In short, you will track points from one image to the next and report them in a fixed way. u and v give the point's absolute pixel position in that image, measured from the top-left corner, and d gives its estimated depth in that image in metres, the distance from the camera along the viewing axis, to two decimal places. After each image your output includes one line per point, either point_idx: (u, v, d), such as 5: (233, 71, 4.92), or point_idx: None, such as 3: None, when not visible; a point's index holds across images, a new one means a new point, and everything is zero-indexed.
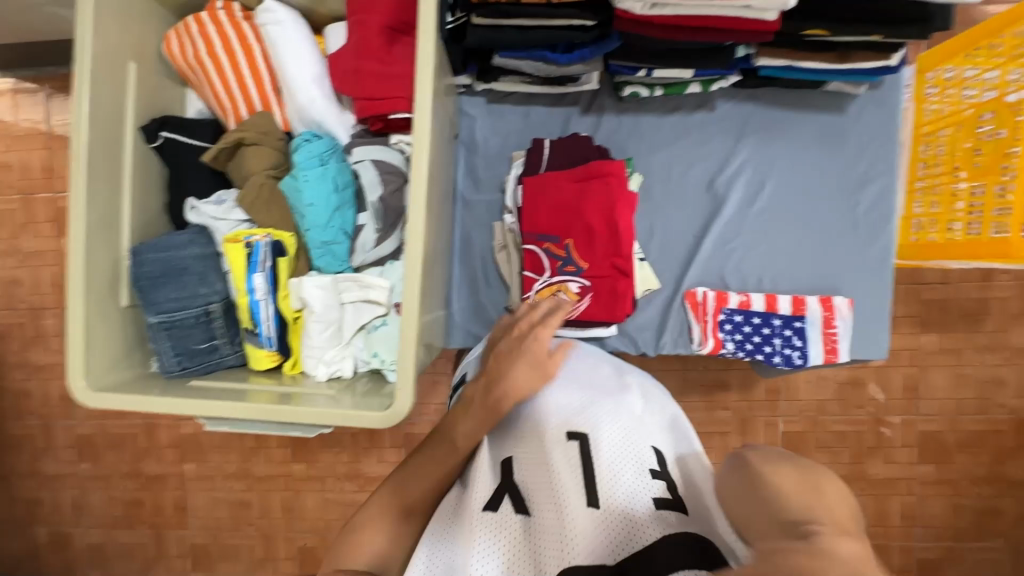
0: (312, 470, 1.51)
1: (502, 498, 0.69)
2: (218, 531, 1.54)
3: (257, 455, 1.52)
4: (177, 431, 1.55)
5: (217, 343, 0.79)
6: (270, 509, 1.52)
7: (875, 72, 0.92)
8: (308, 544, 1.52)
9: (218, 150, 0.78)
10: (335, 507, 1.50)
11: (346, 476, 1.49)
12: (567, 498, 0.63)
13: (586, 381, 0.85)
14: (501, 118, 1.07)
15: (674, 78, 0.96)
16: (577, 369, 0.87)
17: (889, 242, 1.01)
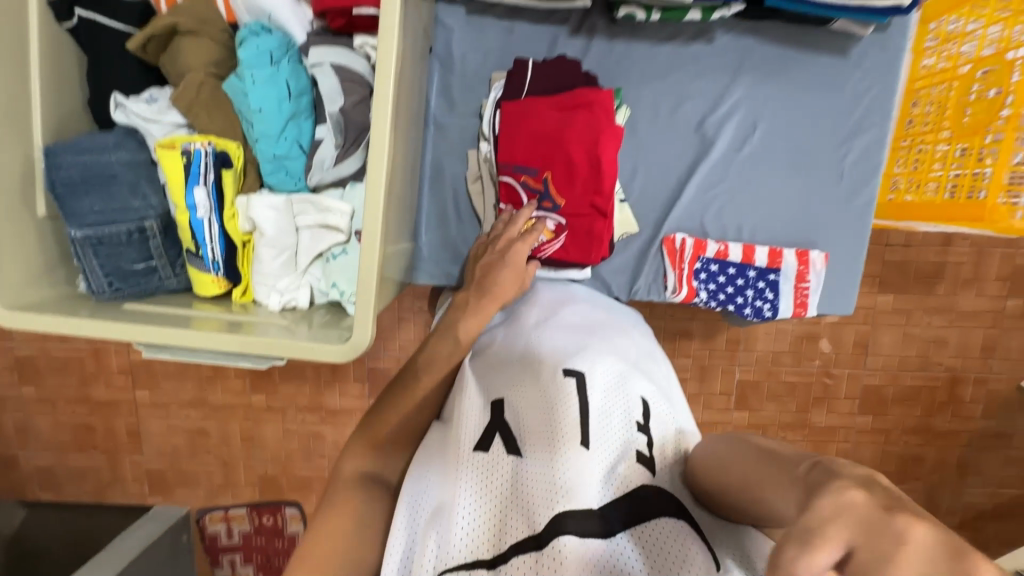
0: (272, 402, 1.47)
1: (494, 437, 0.66)
2: (176, 458, 1.52)
3: (213, 385, 1.47)
4: (127, 356, 1.47)
5: (154, 264, 0.71)
6: (229, 437, 1.49)
7: (885, 11, 0.85)
8: (268, 473, 1.51)
9: (148, 37, 0.66)
10: (294, 438, 1.48)
11: (308, 409, 1.46)
12: (564, 439, 0.63)
13: (577, 323, 0.84)
14: (481, 33, 0.96)
15: (674, 1, 0.87)
16: (569, 313, 0.85)
17: (871, 199, 0.99)
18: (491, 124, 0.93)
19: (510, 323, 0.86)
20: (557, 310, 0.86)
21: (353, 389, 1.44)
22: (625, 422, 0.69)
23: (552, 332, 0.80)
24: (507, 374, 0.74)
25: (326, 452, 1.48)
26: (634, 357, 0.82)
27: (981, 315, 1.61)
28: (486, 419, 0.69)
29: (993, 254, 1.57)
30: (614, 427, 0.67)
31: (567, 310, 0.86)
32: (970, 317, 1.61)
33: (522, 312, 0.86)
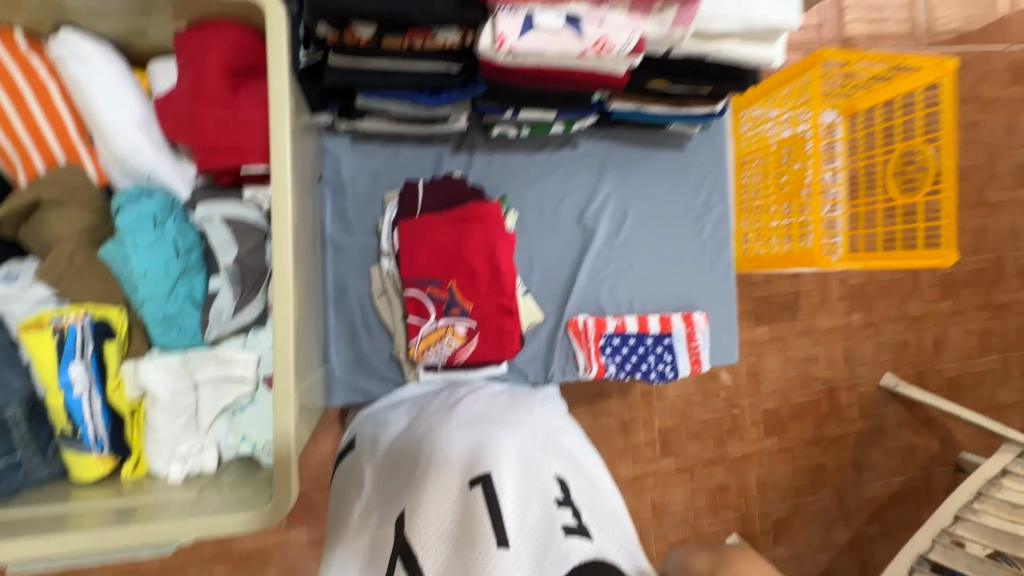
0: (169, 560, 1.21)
1: (397, 565, 0.62)
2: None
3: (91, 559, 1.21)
4: None
5: (18, 458, 0.60)
6: None
7: (705, 115, 1.03)
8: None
9: (7, 213, 0.62)
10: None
11: (214, 557, 1.21)
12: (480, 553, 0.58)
13: (478, 416, 0.81)
14: (369, 158, 1.02)
15: (539, 119, 1.00)
16: (471, 407, 0.83)
17: (730, 261, 1.15)
18: (392, 242, 0.96)
19: (410, 432, 0.81)
20: (456, 409, 0.83)
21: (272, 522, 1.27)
22: (543, 508, 0.65)
23: (453, 433, 0.76)
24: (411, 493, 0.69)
25: None
26: (545, 431, 0.80)
27: (836, 331, 1.89)
28: (393, 551, 0.64)
29: (831, 280, 1.88)
30: (533, 517, 0.64)
31: (468, 407, 0.84)
32: (828, 334, 1.88)
33: (422, 420, 0.83)
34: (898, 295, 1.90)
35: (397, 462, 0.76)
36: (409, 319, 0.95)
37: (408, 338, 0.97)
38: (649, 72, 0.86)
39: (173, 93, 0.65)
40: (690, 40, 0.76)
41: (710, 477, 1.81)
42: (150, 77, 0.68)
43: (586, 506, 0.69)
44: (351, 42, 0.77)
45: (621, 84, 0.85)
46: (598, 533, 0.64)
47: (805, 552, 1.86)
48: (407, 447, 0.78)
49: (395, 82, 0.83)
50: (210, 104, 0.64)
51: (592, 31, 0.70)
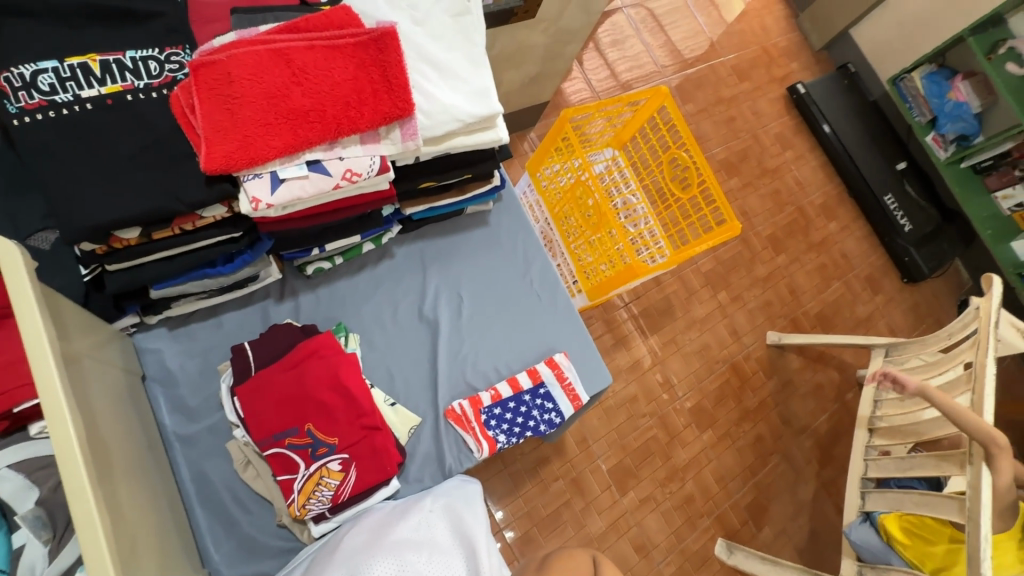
0: None
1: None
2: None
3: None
4: None
5: None
6: None
7: (490, 191, 1.18)
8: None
9: None
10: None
11: None
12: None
13: (360, 543, 0.82)
14: (192, 339, 1.02)
15: (346, 245, 1.08)
16: (359, 535, 0.84)
17: (566, 298, 1.27)
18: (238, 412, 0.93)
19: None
20: (343, 539, 0.84)
21: None
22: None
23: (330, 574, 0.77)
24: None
25: None
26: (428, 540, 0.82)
27: (711, 315, 2.09)
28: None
29: (687, 274, 2.10)
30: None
31: (354, 532, 0.85)
32: (707, 320, 2.08)
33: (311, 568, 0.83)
34: (743, 265, 2.17)
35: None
36: (280, 478, 0.91)
37: (285, 498, 0.93)
38: (416, 176, 0.99)
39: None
40: (426, 145, 0.88)
41: (673, 494, 1.84)
42: None
43: None
44: (120, 247, 0.80)
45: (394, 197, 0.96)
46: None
47: (785, 524, 1.91)
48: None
49: (182, 265, 0.87)
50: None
51: (335, 167, 0.80)
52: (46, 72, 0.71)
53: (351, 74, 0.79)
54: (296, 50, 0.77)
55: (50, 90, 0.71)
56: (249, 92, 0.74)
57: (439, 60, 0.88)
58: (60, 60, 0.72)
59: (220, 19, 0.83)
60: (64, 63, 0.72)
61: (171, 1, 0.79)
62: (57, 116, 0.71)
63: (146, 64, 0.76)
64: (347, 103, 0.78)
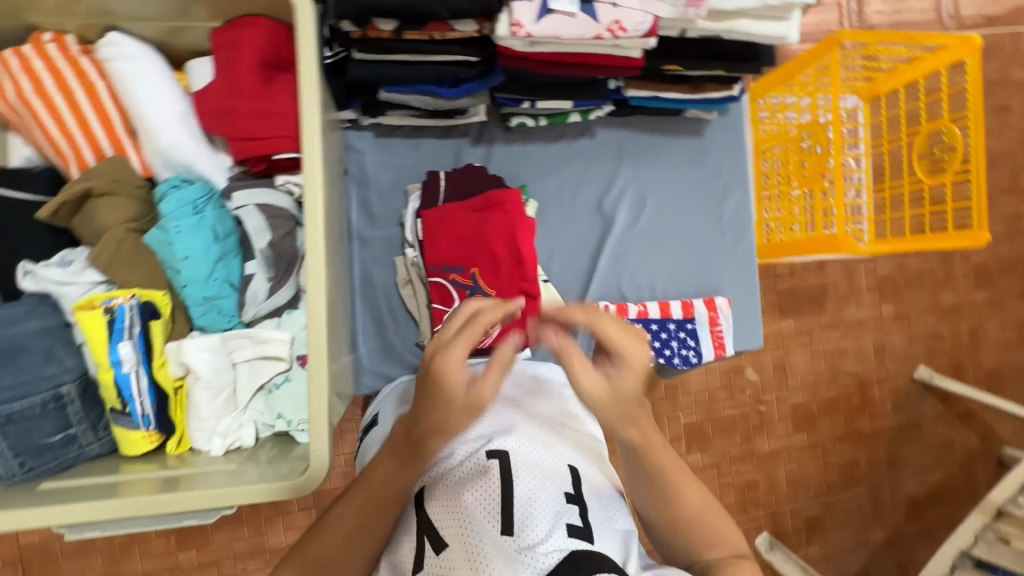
0: (207, 556, 1.37)
1: (425, 542, 0.64)
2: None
3: (129, 554, 1.34)
4: (18, 544, 1.30)
5: (74, 432, 0.66)
6: None
7: (723, 100, 1.03)
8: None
9: (59, 204, 0.65)
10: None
11: (249, 554, 1.37)
12: (487, 533, 0.61)
13: (498, 398, 0.82)
14: (392, 152, 1.05)
15: (556, 109, 1.01)
16: (495, 393, 0.84)
17: (752, 245, 1.15)
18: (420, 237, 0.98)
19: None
20: None
21: (301, 519, 1.38)
22: (553, 500, 0.65)
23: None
24: (433, 464, 0.72)
25: None
26: (562, 423, 0.80)
27: (865, 322, 1.78)
28: (417, 523, 0.67)
29: (859, 270, 1.77)
30: (544, 502, 0.64)
31: (490, 388, 0.86)
32: (857, 326, 1.78)
33: None
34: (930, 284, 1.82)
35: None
36: (434, 305, 0.97)
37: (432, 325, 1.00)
38: (665, 57, 0.86)
39: (206, 90, 0.69)
40: (704, 20, 0.76)
41: (738, 474, 1.74)
42: (187, 75, 0.73)
43: (596, 492, 0.71)
44: (373, 37, 0.80)
45: (637, 70, 0.86)
46: (601, 532, 0.64)
47: (839, 552, 1.80)
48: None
49: (415, 73, 0.85)
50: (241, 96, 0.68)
51: (606, 14, 0.72)
52: None
53: None
54: None
55: None
56: None
57: None
58: None
59: None
60: None
61: None
62: None
63: None
64: None
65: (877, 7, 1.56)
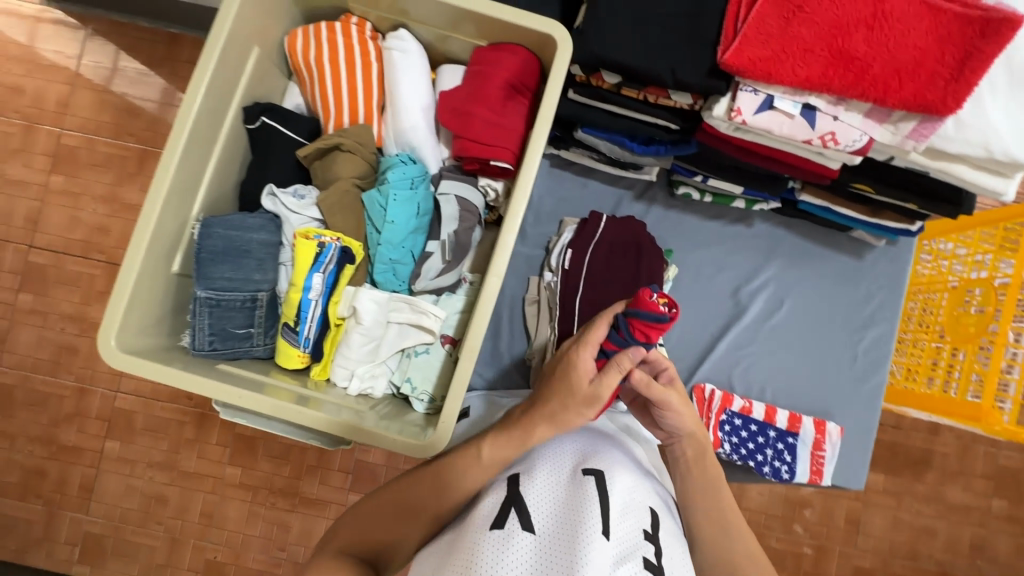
0: (246, 478, 1.48)
1: (509, 513, 0.63)
2: (121, 525, 1.47)
3: (189, 450, 1.48)
4: (111, 403, 1.46)
5: (253, 332, 0.77)
6: (189, 510, 1.47)
7: (897, 231, 1.02)
8: (216, 558, 1.47)
9: (314, 149, 0.78)
10: (258, 523, 1.47)
11: (282, 492, 1.47)
12: (584, 530, 0.59)
13: (591, 427, 0.82)
14: (560, 183, 1.13)
15: (725, 190, 1.04)
16: (586, 423, 0.84)
17: (881, 384, 1.09)
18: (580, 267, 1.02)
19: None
20: None
21: (336, 479, 1.47)
22: (635, 528, 0.64)
23: (566, 431, 0.78)
24: (524, 461, 0.71)
25: (287, 546, 1.46)
26: (645, 470, 0.79)
27: (967, 510, 1.58)
28: (503, 500, 0.65)
29: (976, 449, 1.58)
30: (627, 529, 0.63)
31: (582, 418, 0.86)
32: (958, 510, 1.58)
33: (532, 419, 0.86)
34: None
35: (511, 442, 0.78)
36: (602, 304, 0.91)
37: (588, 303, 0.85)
38: (858, 174, 0.89)
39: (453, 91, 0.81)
40: (918, 153, 0.76)
41: None
42: (437, 75, 0.85)
43: (672, 545, 0.68)
44: (595, 85, 0.88)
45: (827, 180, 0.88)
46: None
47: None
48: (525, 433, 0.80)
49: (617, 125, 0.92)
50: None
51: (824, 123, 0.75)
52: None
53: (925, 44, 0.69)
54: None
55: None
56: (818, 14, 0.70)
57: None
58: None
59: None
60: None
61: None
62: None
63: None
64: (898, 71, 0.69)
65: None
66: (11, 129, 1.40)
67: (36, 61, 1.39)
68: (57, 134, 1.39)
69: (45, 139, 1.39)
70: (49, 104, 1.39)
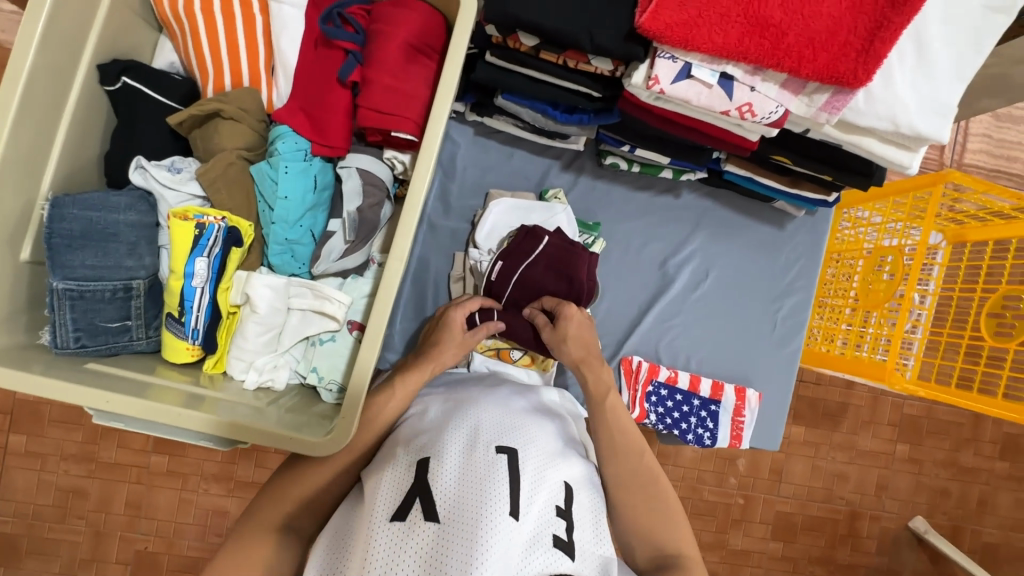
0: (174, 466, 1.39)
1: (413, 502, 0.59)
2: (35, 522, 1.37)
3: (107, 440, 1.38)
4: (13, 397, 1.35)
5: (130, 324, 0.69)
6: (111, 503, 1.38)
7: (814, 202, 1.04)
8: (146, 548, 1.39)
9: (188, 116, 0.69)
10: (189, 511, 1.39)
11: (214, 477, 1.39)
12: (489, 515, 0.57)
13: (510, 400, 0.79)
14: (486, 152, 1.07)
15: (652, 160, 1.02)
16: (503, 395, 0.80)
17: (797, 350, 1.14)
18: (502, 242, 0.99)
19: (431, 399, 0.80)
20: (493, 390, 0.82)
21: (273, 461, 1.41)
22: (546, 506, 0.63)
23: (484, 406, 0.75)
24: (434, 441, 0.67)
25: (223, 531, 1.40)
26: (563, 440, 0.78)
27: (874, 455, 1.71)
28: (408, 486, 0.61)
29: (884, 401, 1.70)
30: (536, 508, 0.62)
31: (504, 391, 0.83)
32: (867, 457, 1.71)
33: (454, 392, 0.81)
34: (954, 439, 1.72)
35: (420, 420, 0.74)
36: (368, 120, 0.70)
37: (325, 132, 0.71)
38: (776, 146, 0.88)
39: (316, 48, 0.72)
40: (831, 126, 0.76)
41: None
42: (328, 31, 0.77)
43: (584, 518, 0.68)
44: (512, 47, 0.82)
45: (746, 152, 0.87)
46: (583, 554, 0.63)
47: None
48: (439, 409, 0.76)
49: (537, 92, 0.87)
50: (358, 66, 0.70)
51: (741, 94, 0.72)
52: None
53: (838, 12, 0.67)
54: None
55: None
56: None
57: (928, 51, 0.71)
58: None
59: None
60: None
61: None
62: None
63: None
64: (811, 40, 0.67)
65: (997, 156, 1.50)
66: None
67: None
68: None
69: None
70: None
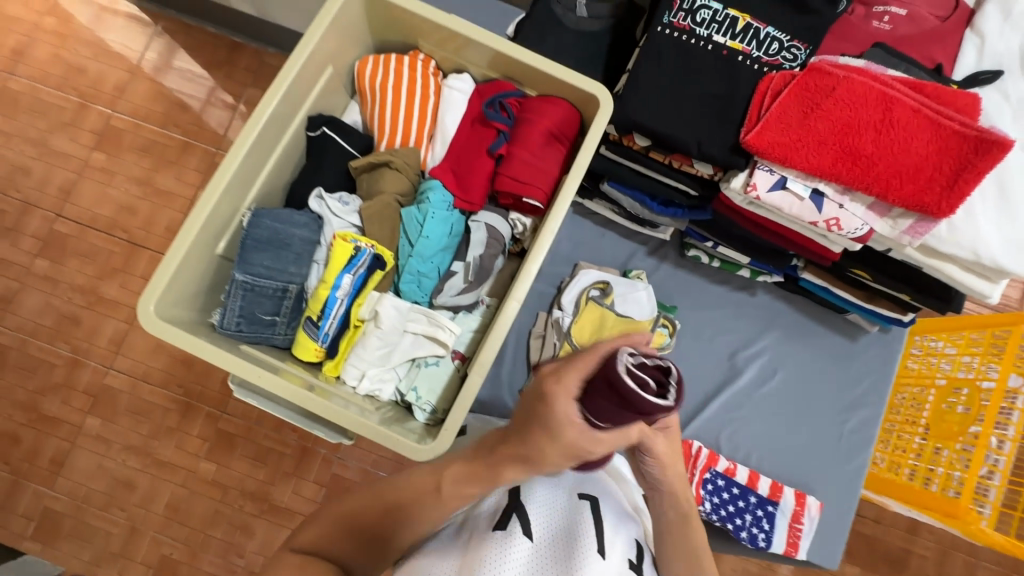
0: (219, 476, 1.36)
1: (511, 517, 0.65)
2: (84, 506, 1.35)
3: (168, 438, 1.37)
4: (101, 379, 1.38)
5: (277, 320, 0.81)
6: (155, 500, 1.35)
7: (890, 319, 1.08)
8: (172, 554, 1.33)
9: (365, 163, 0.86)
10: (221, 524, 1.34)
11: (252, 496, 1.35)
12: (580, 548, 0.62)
13: None
14: (579, 229, 1.20)
15: (733, 258, 1.11)
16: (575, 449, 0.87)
17: (862, 467, 1.12)
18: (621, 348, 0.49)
19: None
20: None
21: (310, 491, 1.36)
22: (624, 556, 0.67)
23: None
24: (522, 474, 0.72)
25: (247, 552, 1.33)
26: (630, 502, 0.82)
27: None
28: (505, 505, 0.67)
29: (956, 557, 1.54)
30: (616, 553, 0.66)
31: None
32: None
33: None
34: None
35: None
36: (506, 185, 0.85)
37: (468, 189, 0.87)
38: (858, 261, 0.95)
39: (473, 124, 0.89)
40: (913, 248, 0.83)
41: None
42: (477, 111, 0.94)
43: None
44: (626, 145, 0.96)
45: (827, 262, 0.96)
46: None
47: None
48: None
49: (641, 183, 1.00)
50: (505, 143, 0.87)
51: (829, 209, 0.82)
52: (708, 9, 0.85)
53: (926, 152, 0.76)
54: (904, 106, 0.77)
55: (699, 22, 0.85)
56: (833, 112, 0.78)
57: (1011, 194, 0.78)
58: (725, 7, 0.85)
59: (856, 43, 0.85)
60: (725, 11, 0.85)
61: (834, 10, 0.84)
62: (686, 40, 0.86)
63: (771, 43, 0.84)
64: (898, 172, 0.77)
65: None
66: (66, 104, 1.45)
67: (102, 48, 1.47)
68: (109, 117, 1.44)
69: (97, 119, 1.44)
70: (106, 87, 1.46)
